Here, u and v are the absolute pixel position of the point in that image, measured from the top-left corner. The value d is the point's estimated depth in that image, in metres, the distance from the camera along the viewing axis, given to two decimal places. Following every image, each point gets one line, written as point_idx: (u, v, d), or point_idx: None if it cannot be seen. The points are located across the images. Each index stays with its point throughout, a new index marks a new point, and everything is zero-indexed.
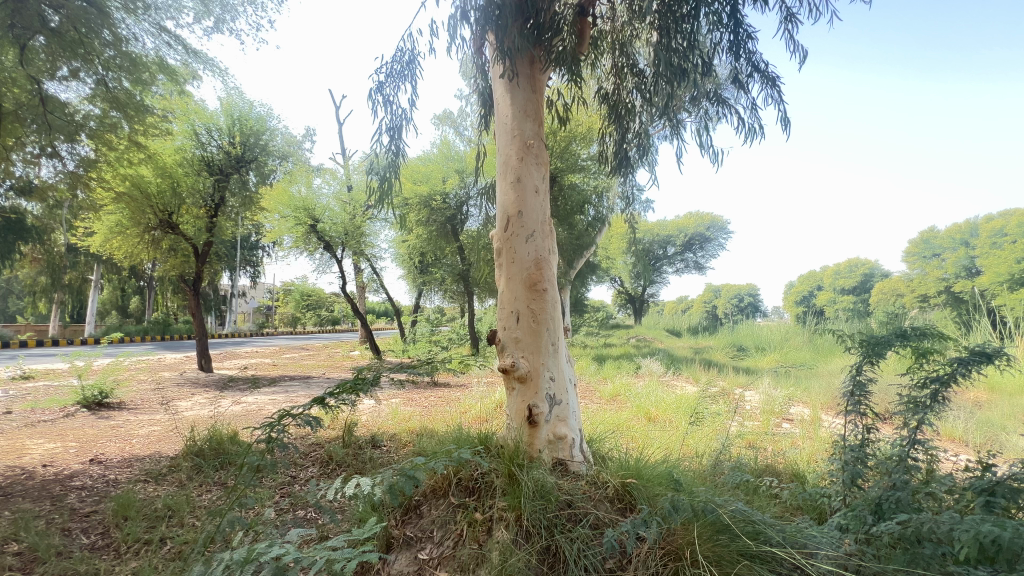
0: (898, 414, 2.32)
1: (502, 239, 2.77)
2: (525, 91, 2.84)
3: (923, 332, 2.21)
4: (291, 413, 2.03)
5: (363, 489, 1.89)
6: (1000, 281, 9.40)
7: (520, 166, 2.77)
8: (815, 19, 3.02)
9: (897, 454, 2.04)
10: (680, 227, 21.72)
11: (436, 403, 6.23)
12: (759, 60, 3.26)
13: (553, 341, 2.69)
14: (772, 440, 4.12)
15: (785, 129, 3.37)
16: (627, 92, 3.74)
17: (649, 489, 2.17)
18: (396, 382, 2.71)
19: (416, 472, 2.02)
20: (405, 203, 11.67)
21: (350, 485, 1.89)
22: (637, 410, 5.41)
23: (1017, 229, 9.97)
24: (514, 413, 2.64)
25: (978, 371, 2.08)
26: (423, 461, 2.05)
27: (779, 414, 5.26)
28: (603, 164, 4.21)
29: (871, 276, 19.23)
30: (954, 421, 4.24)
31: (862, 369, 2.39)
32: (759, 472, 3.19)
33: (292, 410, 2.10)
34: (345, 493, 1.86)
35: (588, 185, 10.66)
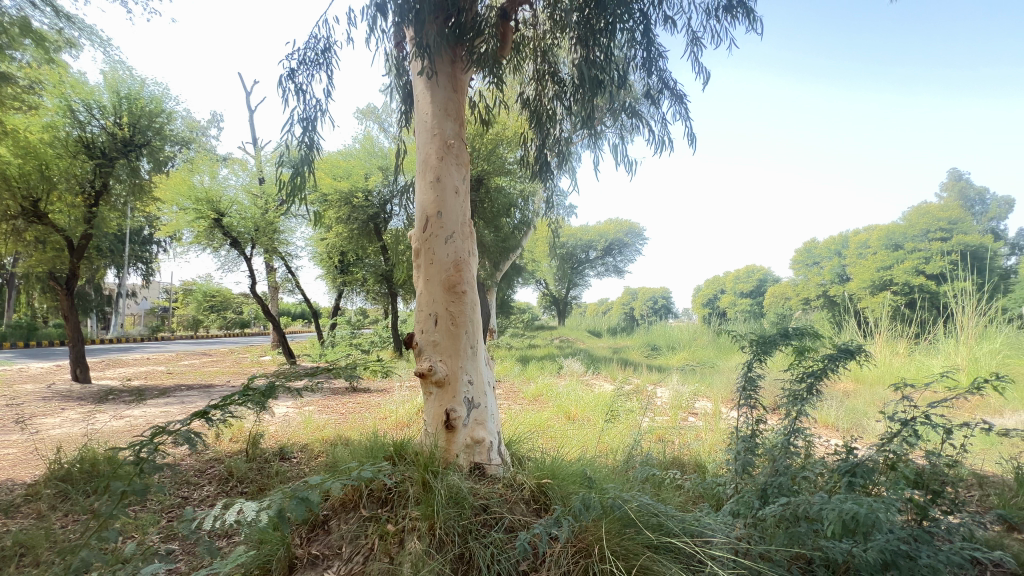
0: (782, 405, 2.56)
1: (421, 240, 2.70)
2: (445, 90, 2.79)
3: (801, 331, 2.47)
4: (167, 430, 1.83)
5: (246, 513, 1.71)
6: (864, 287, 11.02)
7: (439, 165, 2.72)
8: (717, 45, 3.30)
9: (781, 442, 2.27)
10: (601, 232, 22.70)
11: (355, 409, 5.95)
12: (668, 78, 3.49)
13: (472, 344, 2.66)
14: (679, 433, 4.43)
15: (691, 145, 3.63)
16: (547, 99, 3.80)
17: (563, 488, 2.23)
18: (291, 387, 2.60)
19: (318, 489, 1.88)
20: (324, 200, 11.05)
21: (230, 511, 1.70)
22: (558, 410, 5.55)
23: (878, 242, 11.57)
24: (431, 418, 2.59)
25: (845, 366, 2.38)
26: (321, 480, 1.91)
27: (685, 408, 5.66)
28: (525, 168, 4.25)
29: (765, 282, 21.13)
30: (829, 410, 4.83)
31: (752, 366, 2.64)
32: (667, 464, 3.43)
33: (168, 425, 1.91)
34: (224, 522, 1.66)
35: (514, 189, 10.68)
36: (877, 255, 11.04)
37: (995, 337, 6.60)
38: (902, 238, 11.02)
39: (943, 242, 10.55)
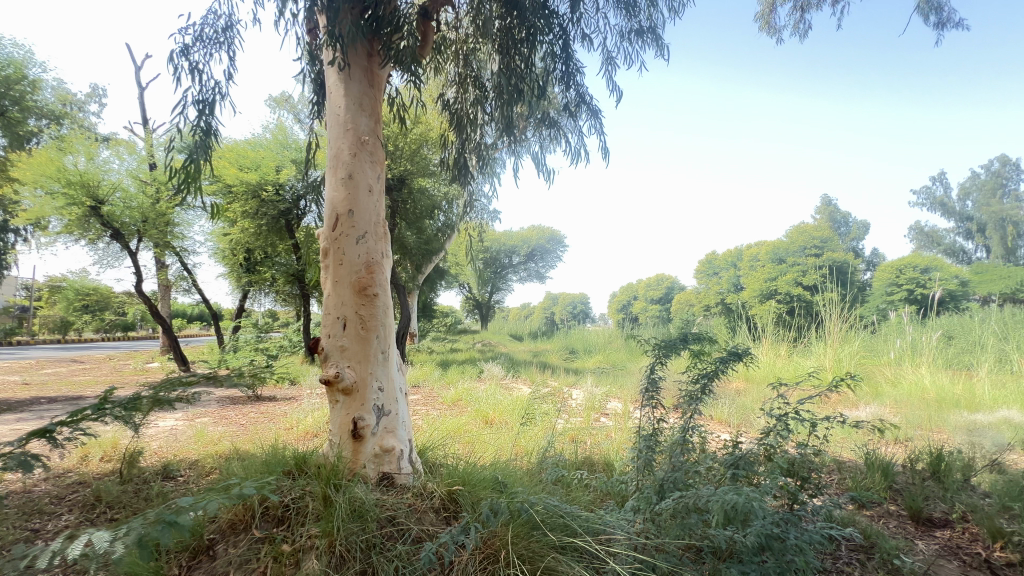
0: (680, 405, 2.76)
1: (330, 239, 2.56)
2: (361, 84, 2.68)
3: (698, 336, 2.68)
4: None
5: (98, 545, 1.49)
6: (754, 295, 12.29)
7: (351, 162, 2.59)
8: (629, 66, 3.52)
9: (678, 439, 2.44)
10: (523, 238, 23.15)
11: (257, 420, 5.49)
12: (585, 94, 3.65)
13: (383, 349, 2.56)
14: (591, 433, 4.62)
15: (604, 158, 3.81)
16: (469, 103, 3.79)
17: (473, 495, 2.22)
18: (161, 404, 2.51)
19: (194, 511, 1.69)
20: (228, 191, 10.13)
21: (77, 543, 1.47)
22: (475, 415, 5.53)
23: (766, 255, 12.96)
24: (337, 428, 2.45)
25: (734, 368, 2.63)
26: (198, 501, 1.72)
27: (597, 409, 5.90)
28: (445, 170, 4.20)
29: (672, 290, 22.78)
30: (723, 407, 5.29)
31: (655, 369, 2.81)
32: (578, 464, 3.55)
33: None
34: (66, 558, 1.44)
35: (438, 191, 10.51)
36: (765, 268, 12.35)
37: (854, 340, 7.67)
38: (785, 253, 12.43)
39: (817, 258, 12.09)
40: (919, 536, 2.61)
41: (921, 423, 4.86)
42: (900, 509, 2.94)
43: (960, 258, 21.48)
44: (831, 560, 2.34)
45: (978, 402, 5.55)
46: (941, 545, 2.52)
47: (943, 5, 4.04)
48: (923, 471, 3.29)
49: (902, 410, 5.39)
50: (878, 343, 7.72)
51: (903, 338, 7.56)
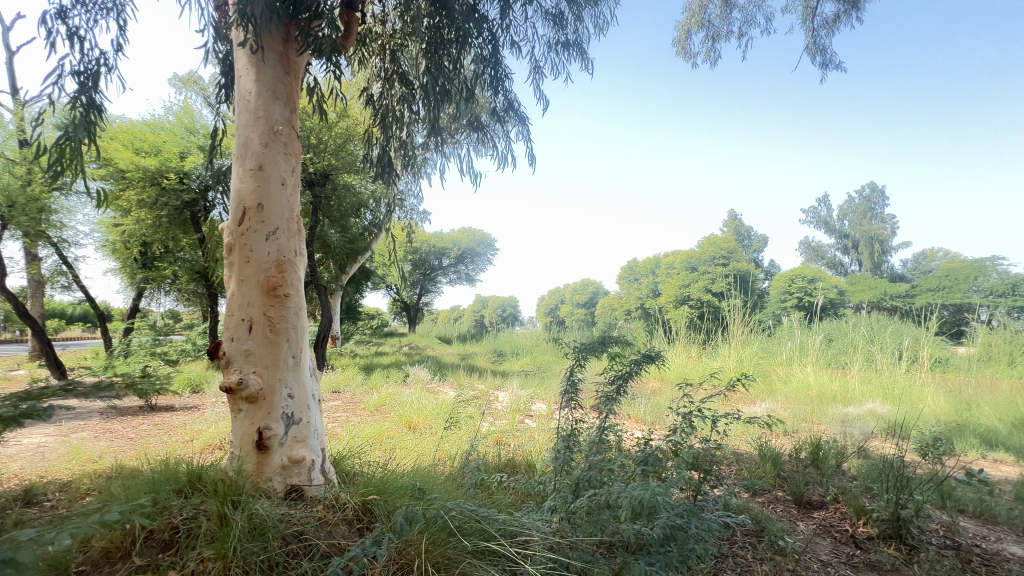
0: (596, 405, 2.87)
1: (235, 234, 2.37)
2: (274, 70, 2.50)
3: (614, 339, 2.79)
4: None
5: None
6: (669, 301, 13.15)
7: (262, 153, 2.41)
8: (555, 77, 3.62)
9: (594, 439, 2.54)
10: (453, 240, 22.95)
11: (149, 432, 4.92)
12: (512, 100, 3.70)
13: (294, 353, 2.40)
14: (515, 435, 4.65)
15: (530, 165, 3.87)
16: (394, 99, 3.68)
17: (389, 504, 2.15)
18: (15, 421, 2.15)
19: (49, 543, 1.45)
20: (120, 176, 9.02)
21: None
22: (398, 420, 5.37)
23: (680, 263, 13.94)
24: (239, 440, 2.26)
25: (647, 370, 2.78)
26: (55, 531, 1.48)
27: (523, 411, 5.98)
28: (368, 167, 4.04)
29: (597, 294, 23.71)
30: (640, 406, 5.59)
31: (574, 371, 2.90)
32: (500, 467, 3.56)
33: None
34: None
35: (365, 188, 10.09)
36: (679, 275, 13.27)
37: (753, 343, 8.45)
38: (697, 262, 13.44)
39: (724, 267, 13.20)
40: (800, 517, 2.92)
41: (806, 417, 5.45)
42: (785, 494, 3.27)
43: (839, 270, 24.56)
44: (728, 544, 2.54)
45: (851, 397, 6.34)
46: (817, 524, 2.84)
47: (826, 47, 4.59)
48: (805, 459, 3.69)
49: (791, 405, 6.02)
50: (773, 345, 8.57)
51: (793, 340, 8.46)
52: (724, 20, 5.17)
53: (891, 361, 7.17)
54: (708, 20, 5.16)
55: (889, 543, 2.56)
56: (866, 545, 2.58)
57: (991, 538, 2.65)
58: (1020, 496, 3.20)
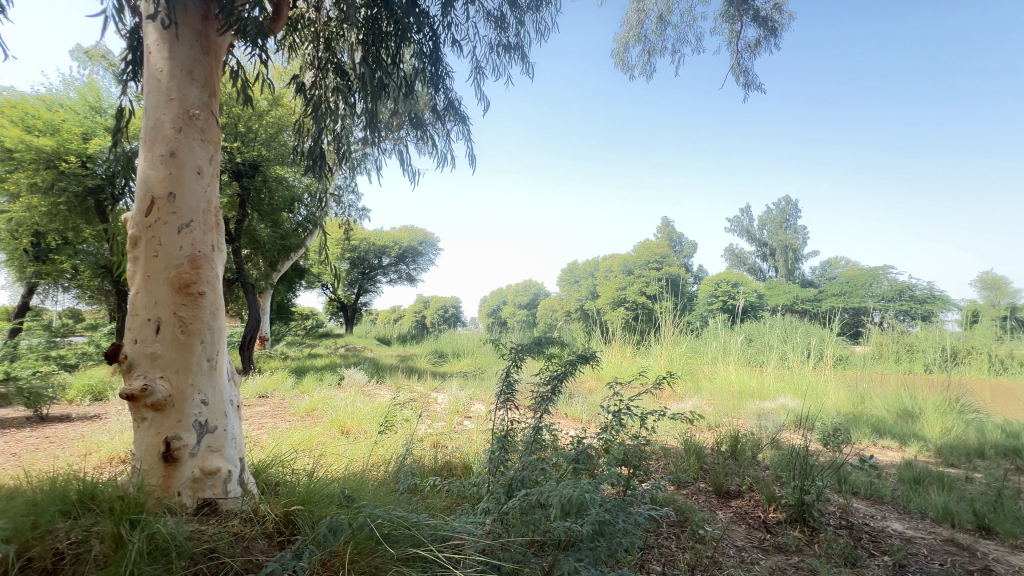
0: (531, 405, 2.89)
1: (141, 226, 2.16)
2: (190, 49, 2.30)
3: (549, 339, 2.83)
4: None
5: None
6: (606, 303, 13.64)
7: (175, 138, 2.21)
8: (496, 78, 3.62)
9: (528, 439, 2.56)
10: (394, 239, 22.39)
11: (37, 446, 4.35)
12: (453, 99, 3.66)
13: (209, 356, 2.22)
14: (453, 437, 4.60)
15: (470, 165, 3.84)
16: (328, 89, 3.50)
17: (314, 514, 2.05)
18: None
19: None
20: (7, 156, 7.94)
21: None
22: (330, 425, 5.13)
23: (617, 267, 14.50)
24: (143, 451, 2.06)
25: (582, 369, 2.85)
26: None
27: (461, 413, 5.92)
28: (299, 159, 3.82)
29: (538, 296, 24.07)
30: (576, 405, 5.73)
31: (510, 372, 2.92)
32: (436, 470, 3.50)
33: None
34: None
35: (298, 182, 9.57)
36: (616, 278, 13.80)
37: (682, 344, 8.93)
38: (633, 265, 14.03)
39: (657, 271, 13.88)
40: (719, 506, 3.11)
41: (727, 412, 5.83)
42: (707, 485, 3.47)
43: (757, 276, 26.61)
44: (654, 536, 2.66)
45: (767, 392, 6.87)
46: (734, 512, 3.04)
47: (749, 70, 4.96)
48: (725, 451, 3.95)
49: (715, 401, 6.43)
50: (700, 345, 9.11)
51: (718, 341, 9.04)
52: (659, 36, 5.43)
53: (801, 359, 7.85)
54: (645, 34, 5.39)
55: (795, 526, 2.80)
56: (775, 529, 2.80)
57: (878, 516, 2.97)
58: (902, 477, 3.62)
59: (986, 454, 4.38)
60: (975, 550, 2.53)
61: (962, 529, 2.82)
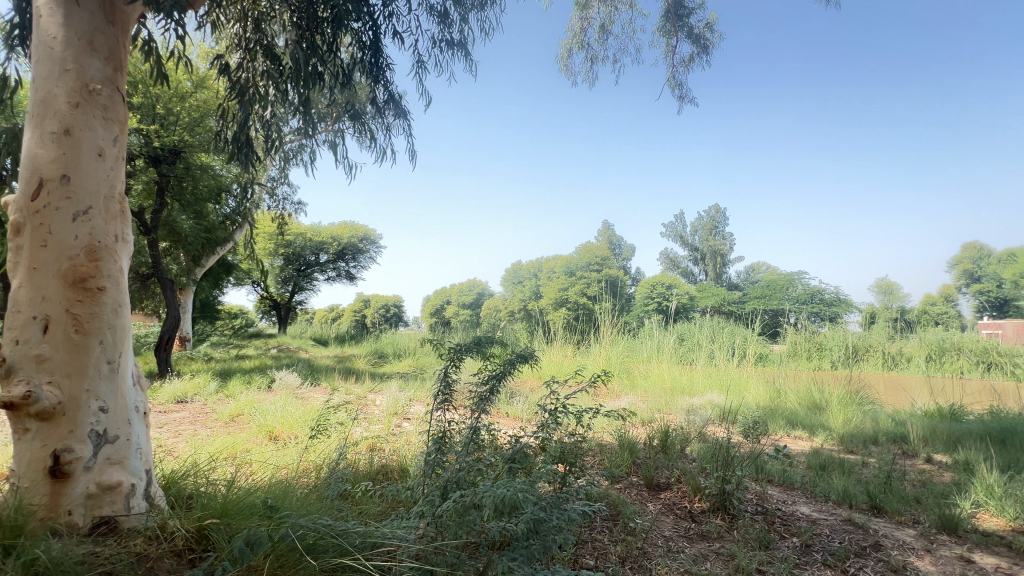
0: (469, 405, 2.87)
1: (26, 212, 1.91)
2: (91, 16, 2.06)
3: (489, 339, 2.81)
4: None
5: None
6: (549, 303, 13.87)
7: (70, 114, 1.98)
8: (439, 73, 3.57)
9: (465, 440, 2.53)
10: (333, 235, 21.05)
11: None
12: (393, 92, 3.56)
13: (110, 357, 2.00)
14: (391, 440, 4.47)
15: (411, 161, 3.75)
16: (256, 73, 3.27)
17: (231, 527, 1.90)
18: None
19: None
20: None
21: None
22: (257, 431, 4.81)
23: (560, 268, 14.81)
24: (25, 467, 1.82)
25: (520, 369, 2.86)
26: None
27: (400, 414, 5.78)
28: (222, 146, 3.54)
29: (482, 295, 23.97)
30: (517, 405, 5.76)
31: (449, 372, 2.88)
32: (370, 475, 3.38)
33: None
34: None
35: (226, 172, 8.94)
36: (559, 279, 14.10)
37: (619, 344, 9.27)
38: (575, 267, 14.37)
39: (597, 272, 14.35)
40: (650, 499, 3.25)
41: (660, 408, 6.11)
42: (638, 479, 3.61)
43: (690, 279, 28.05)
44: (588, 531, 2.72)
45: (696, 389, 7.27)
46: (663, 504, 3.18)
47: (683, 84, 5.24)
48: (656, 446, 4.13)
49: (649, 398, 6.71)
50: (636, 344, 9.49)
51: (652, 340, 9.46)
52: (601, 45, 5.60)
53: (727, 357, 8.39)
54: (587, 42, 5.54)
55: (717, 514, 2.97)
56: (699, 518, 2.96)
57: (789, 501, 3.23)
58: (810, 464, 3.95)
59: (879, 440, 4.90)
60: (867, 528, 2.81)
61: (858, 509, 3.13)
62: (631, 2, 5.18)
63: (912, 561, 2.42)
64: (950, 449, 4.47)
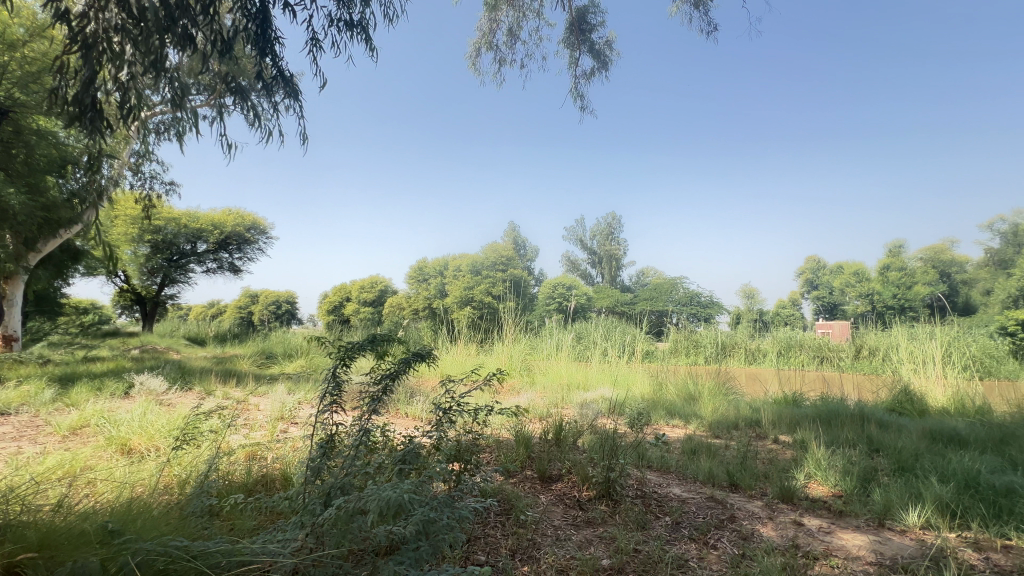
0: (359, 405, 2.71)
1: None
2: None
3: (384, 336, 2.68)
4: None
5: None
6: (454, 301, 13.81)
7: None
8: (335, 54, 3.37)
9: (353, 443, 2.40)
10: (213, 221, 18.63)
11: None
12: (283, 68, 3.28)
13: None
14: (274, 447, 4.11)
15: (301, 144, 3.50)
16: (107, 26, 2.76)
17: (53, 560, 1.60)
18: None
19: None
20: None
21: None
22: (105, 445, 4.12)
23: (465, 267, 14.88)
24: None
25: (416, 368, 2.77)
26: None
27: (287, 419, 5.33)
28: (56, 107, 2.92)
29: (386, 292, 22.37)
30: (417, 405, 5.62)
31: (338, 372, 2.70)
32: (247, 486, 3.07)
33: None
34: None
35: (72, 140, 7.56)
36: (464, 278, 14.15)
37: (521, 342, 9.51)
38: (481, 265, 14.60)
39: (502, 272, 14.75)
40: (542, 491, 3.37)
41: (556, 403, 6.37)
42: (532, 472, 3.72)
43: (589, 281, 29.61)
44: (481, 527, 2.74)
45: (590, 385, 7.69)
46: (554, 495, 3.31)
47: (584, 95, 5.53)
48: (551, 439, 4.29)
49: (547, 394, 6.96)
50: (537, 342, 9.82)
51: (552, 339, 9.84)
52: (509, 48, 5.68)
53: (618, 354, 9.01)
54: (496, 44, 5.59)
55: (602, 500, 3.17)
56: (587, 505, 3.12)
57: (664, 484, 3.55)
58: (683, 450, 4.38)
59: (739, 426, 5.60)
60: (726, 503, 3.18)
61: (719, 486, 3.54)
62: (538, 10, 5.32)
63: (758, 529, 2.79)
64: (792, 430, 5.24)
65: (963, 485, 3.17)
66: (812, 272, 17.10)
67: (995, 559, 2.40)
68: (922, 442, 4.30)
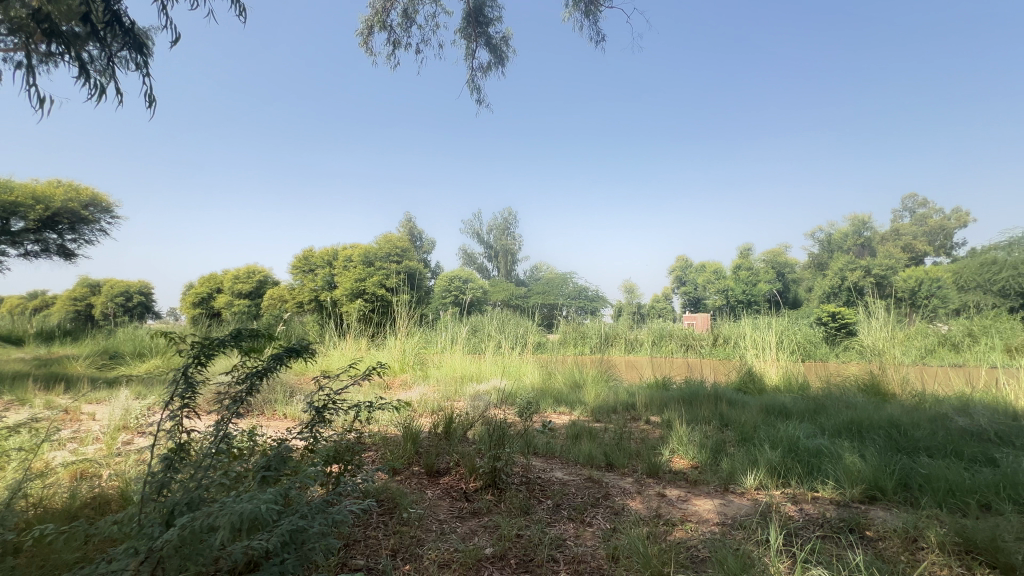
0: (218, 408, 2.40)
1: None
2: None
3: (252, 332, 2.39)
4: None
5: None
6: (344, 294, 12.98)
7: None
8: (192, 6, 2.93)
9: (207, 452, 2.11)
10: (35, 193, 15.27)
11: None
12: (122, 15, 2.77)
13: None
14: (112, 462, 3.48)
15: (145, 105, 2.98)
16: None
17: None
18: None
19: None
20: None
21: None
22: None
23: (357, 257, 14.00)
24: None
25: (289, 364, 2.52)
26: None
27: (132, 428, 4.56)
28: None
29: (265, 283, 20.18)
30: (297, 404, 5.18)
31: (191, 372, 2.35)
32: (70, 512, 2.56)
33: None
34: None
35: None
36: (355, 269, 13.37)
37: (415, 336, 9.26)
38: (374, 256, 13.85)
39: (397, 264, 14.19)
40: (429, 486, 3.31)
41: (448, 396, 6.31)
42: (420, 467, 3.64)
43: (486, 275, 29.88)
44: (360, 530, 2.61)
45: (483, 377, 7.75)
46: (441, 489, 3.27)
47: (480, 88, 5.54)
48: (440, 433, 4.23)
49: (440, 387, 6.87)
50: (432, 336, 9.65)
51: (447, 332, 9.75)
52: (404, 30, 5.45)
53: (512, 346, 9.22)
54: (389, 24, 5.32)
55: (488, 490, 3.20)
56: (473, 496, 3.14)
57: (547, 469, 3.71)
58: (567, 435, 4.62)
59: (617, 409, 6.07)
60: (602, 482, 3.41)
61: (597, 467, 3.79)
62: None
63: (627, 503, 3.03)
64: (660, 411, 5.82)
65: (787, 449, 3.78)
66: (682, 270, 19.16)
67: (806, 509, 2.89)
68: (760, 415, 5.06)
